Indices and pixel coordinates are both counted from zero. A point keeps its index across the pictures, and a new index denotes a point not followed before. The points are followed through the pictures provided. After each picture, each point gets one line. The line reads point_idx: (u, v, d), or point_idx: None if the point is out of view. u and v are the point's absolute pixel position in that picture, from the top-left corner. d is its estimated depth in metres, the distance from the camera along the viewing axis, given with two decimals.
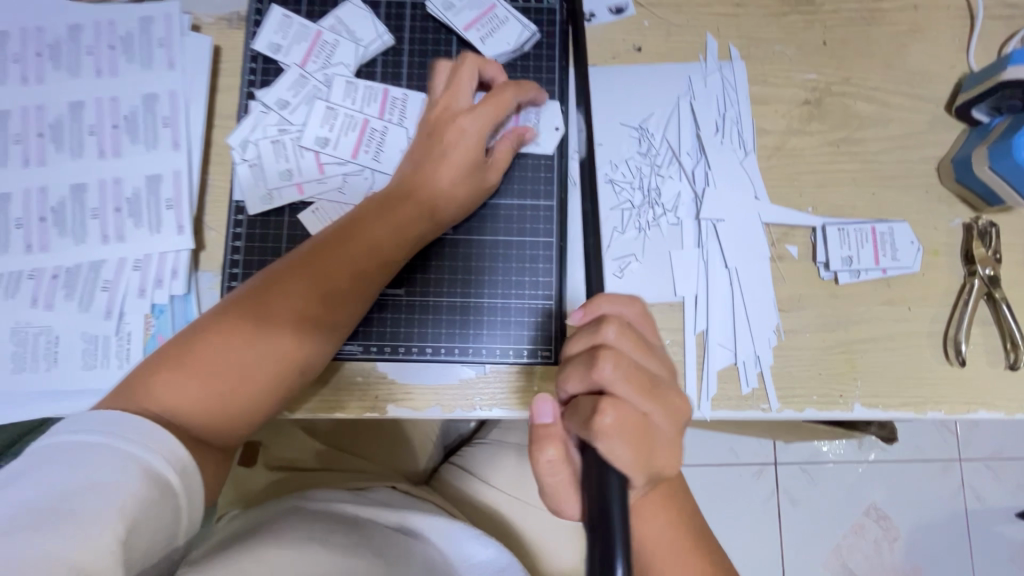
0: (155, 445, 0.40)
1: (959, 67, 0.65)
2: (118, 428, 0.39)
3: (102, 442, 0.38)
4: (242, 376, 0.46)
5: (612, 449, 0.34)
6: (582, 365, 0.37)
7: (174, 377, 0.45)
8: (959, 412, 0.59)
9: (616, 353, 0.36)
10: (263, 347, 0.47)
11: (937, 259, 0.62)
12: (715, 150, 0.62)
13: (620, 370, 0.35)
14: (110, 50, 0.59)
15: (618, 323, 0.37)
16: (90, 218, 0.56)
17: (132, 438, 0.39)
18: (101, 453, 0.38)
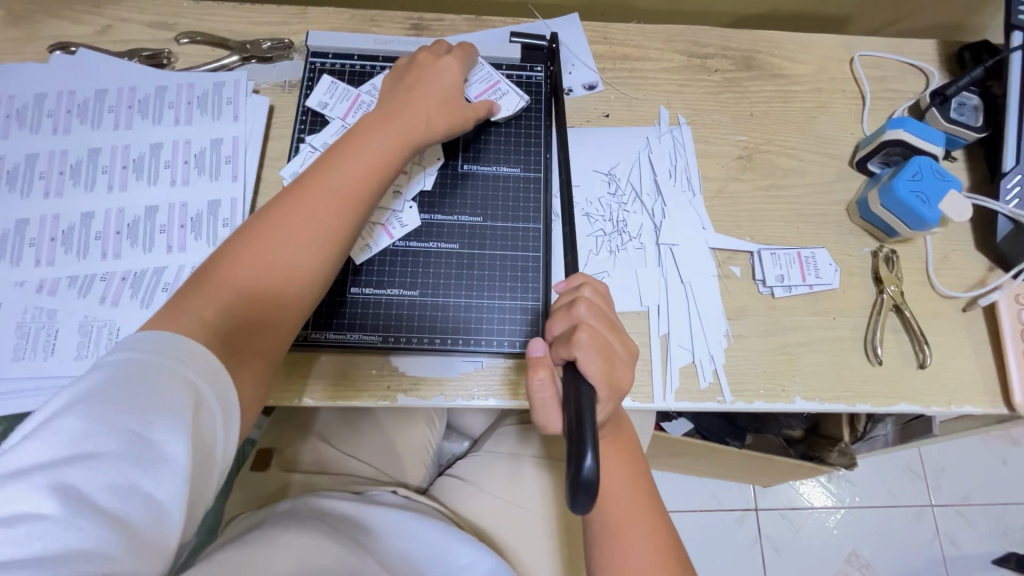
0: (204, 372, 0.46)
1: (856, 133, 0.83)
2: (178, 353, 0.46)
3: (172, 372, 0.44)
4: (262, 284, 0.54)
5: (586, 357, 0.48)
6: (564, 309, 0.52)
7: (198, 289, 0.52)
8: (883, 404, 0.71)
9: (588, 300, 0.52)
10: (285, 259, 0.55)
11: (853, 279, 0.76)
12: (670, 191, 0.78)
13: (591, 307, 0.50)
14: (188, 105, 0.74)
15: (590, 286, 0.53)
16: (159, 233, 0.68)
17: (188, 362, 0.46)
18: (173, 383, 0.44)
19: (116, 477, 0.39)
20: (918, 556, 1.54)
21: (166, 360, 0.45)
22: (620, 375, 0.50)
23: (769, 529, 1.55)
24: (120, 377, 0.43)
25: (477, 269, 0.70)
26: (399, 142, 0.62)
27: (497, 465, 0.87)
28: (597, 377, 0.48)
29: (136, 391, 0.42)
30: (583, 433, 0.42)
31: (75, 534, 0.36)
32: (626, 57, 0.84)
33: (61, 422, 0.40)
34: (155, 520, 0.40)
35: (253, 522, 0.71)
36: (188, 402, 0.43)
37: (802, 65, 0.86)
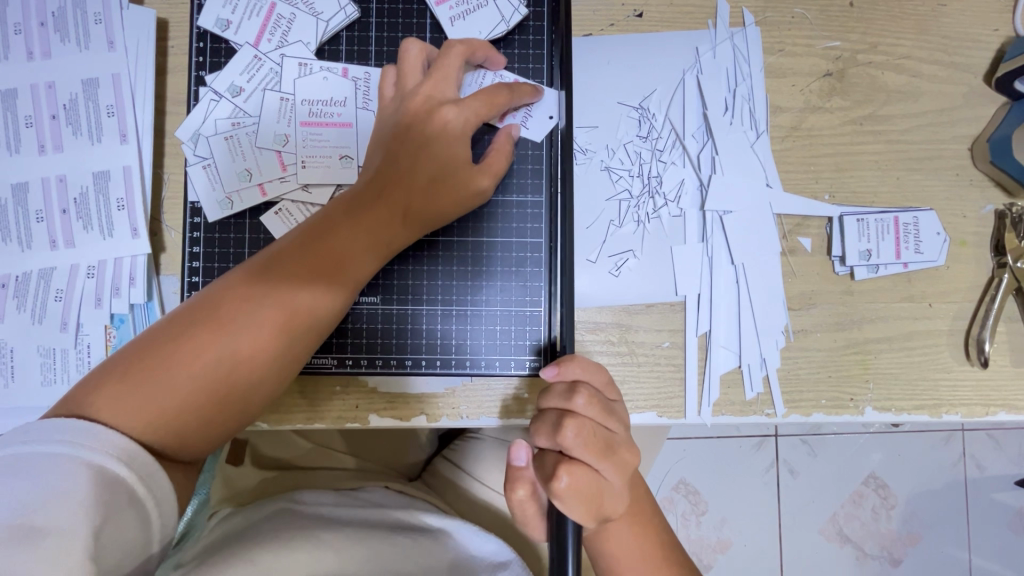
0: (112, 447, 0.40)
1: (1003, 30, 0.57)
2: (82, 436, 0.39)
3: (62, 453, 0.38)
4: (206, 381, 0.44)
5: (566, 506, 0.39)
6: (549, 425, 0.41)
7: (126, 376, 0.43)
8: (977, 414, 0.56)
9: (579, 422, 0.39)
10: (222, 343, 0.44)
11: (964, 251, 0.56)
12: (724, 131, 0.56)
13: (580, 439, 0.39)
14: (42, 28, 0.52)
15: (587, 392, 0.41)
16: (35, 222, 0.51)
17: (90, 443, 0.39)
18: (71, 466, 0.38)
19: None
20: None
21: (66, 441, 0.39)
22: (610, 508, 0.41)
23: (785, 451, 1.31)
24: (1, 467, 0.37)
25: (456, 264, 0.53)
26: (370, 207, 0.46)
27: (498, 453, 0.77)
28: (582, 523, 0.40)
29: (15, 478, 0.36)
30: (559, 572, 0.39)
31: None
32: None
33: None
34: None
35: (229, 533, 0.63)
36: (86, 480, 0.38)
37: None
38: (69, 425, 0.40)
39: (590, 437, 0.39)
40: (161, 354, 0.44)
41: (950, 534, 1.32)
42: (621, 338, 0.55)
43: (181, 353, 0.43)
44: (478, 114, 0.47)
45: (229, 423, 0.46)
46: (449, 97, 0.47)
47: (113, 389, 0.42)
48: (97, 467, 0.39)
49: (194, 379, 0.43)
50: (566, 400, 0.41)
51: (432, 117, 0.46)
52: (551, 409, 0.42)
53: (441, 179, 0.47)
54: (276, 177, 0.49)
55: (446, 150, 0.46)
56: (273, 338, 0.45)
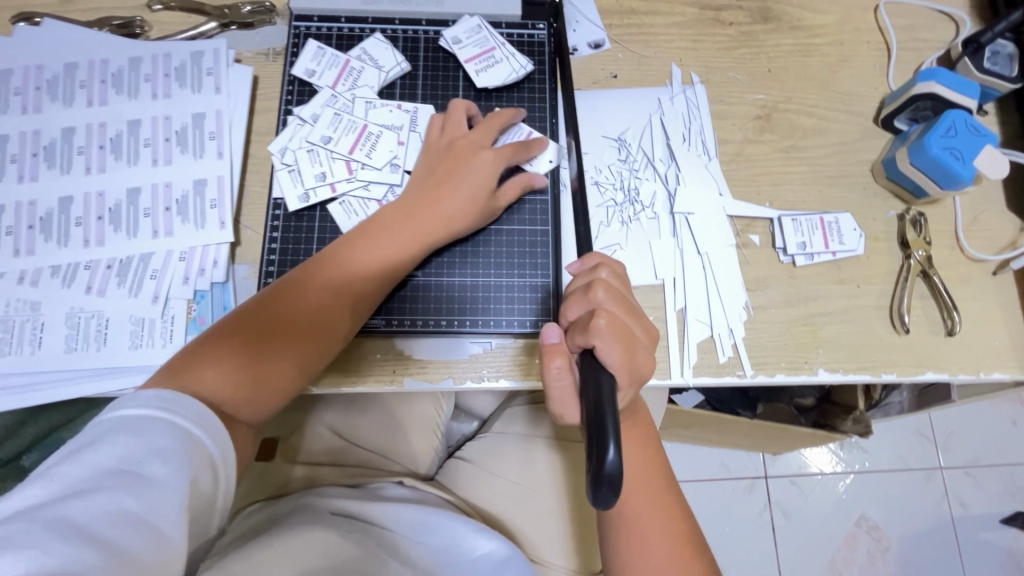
0: (193, 413, 0.49)
1: (881, 88, 0.78)
2: (171, 401, 0.48)
3: (162, 416, 0.47)
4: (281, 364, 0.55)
5: (604, 347, 0.44)
6: (581, 293, 0.47)
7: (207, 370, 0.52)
8: (909, 374, 0.68)
9: (607, 282, 0.46)
10: (295, 327, 0.56)
11: (879, 245, 0.72)
12: (684, 156, 0.73)
13: (610, 290, 0.45)
14: (165, 77, 0.69)
15: (609, 265, 0.48)
16: (142, 217, 0.64)
17: (179, 409, 0.48)
18: (164, 427, 0.46)
19: (113, 509, 0.40)
20: (923, 518, 1.51)
21: (161, 408, 0.48)
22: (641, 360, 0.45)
23: None
24: (111, 429, 0.45)
25: (481, 246, 0.66)
26: (407, 235, 0.60)
27: (507, 447, 0.84)
28: (617, 366, 0.44)
29: (136, 434, 0.45)
30: (604, 423, 0.39)
31: (63, 559, 0.36)
32: (634, 11, 0.78)
33: (62, 469, 0.42)
34: (154, 540, 0.40)
35: (256, 525, 0.68)
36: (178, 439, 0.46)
37: (823, 15, 0.81)
38: (162, 396, 0.48)
39: (617, 295, 0.46)
40: (246, 327, 0.56)
41: None
42: None
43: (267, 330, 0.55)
44: (502, 160, 0.62)
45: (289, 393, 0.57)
46: (484, 143, 0.63)
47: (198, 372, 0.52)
48: (188, 435, 0.47)
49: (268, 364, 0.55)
50: (589, 272, 0.48)
51: (473, 151, 0.62)
52: (577, 285, 0.48)
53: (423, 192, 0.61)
54: (344, 177, 0.63)
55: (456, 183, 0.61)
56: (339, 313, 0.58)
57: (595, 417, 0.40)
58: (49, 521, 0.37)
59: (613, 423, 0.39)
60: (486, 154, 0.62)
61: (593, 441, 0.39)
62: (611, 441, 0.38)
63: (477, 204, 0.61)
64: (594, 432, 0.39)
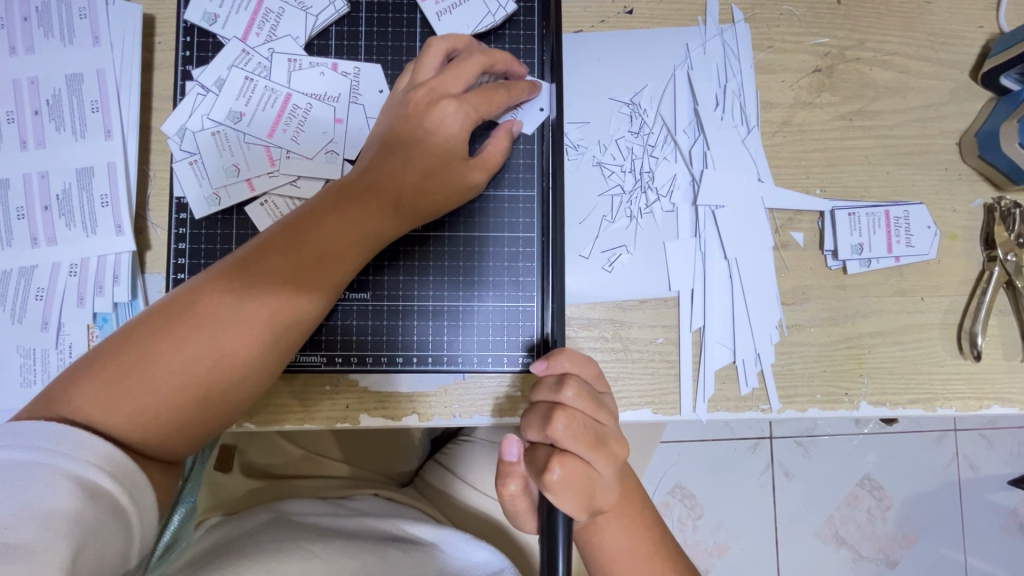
0: (99, 457, 0.38)
1: (987, 28, 0.58)
2: (59, 445, 0.38)
3: (45, 462, 0.37)
4: (194, 394, 0.42)
5: (558, 497, 0.38)
6: (540, 418, 0.40)
7: (98, 394, 0.41)
8: (971, 408, 0.56)
9: (570, 414, 0.39)
10: (211, 342, 0.42)
11: (955, 244, 0.57)
12: (715, 128, 0.56)
13: (572, 430, 0.38)
14: (25, 23, 0.51)
15: (576, 384, 0.40)
16: (16, 219, 0.50)
17: (76, 452, 0.38)
18: (47, 476, 0.36)
19: None
20: (932, 481, 1.30)
21: (48, 451, 0.37)
22: (604, 496, 0.40)
23: (780, 454, 1.29)
24: None
25: (447, 260, 0.52)
26: (353, 221, 0.45)
27: (492, 456, 0.74)
28: (575, 511, 0.39)
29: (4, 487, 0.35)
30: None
31: None
32: None
33: None
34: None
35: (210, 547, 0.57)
36: (71, 492, 0.36)
37: None
38: (37, 428, 0.38)
39: (582, 429, 0.39)
40: (149, 341, 0.42)
41: (947, 538, 1.30)
42: (615, 334, 0.54)
43: (176, 342, 0.42)
44: (477, 113, 0.47)
45: (211, 427, 0.45)
46: (451, 90, 0.47)
47: (90, 392, 0.41)
48: (82, 480, 0.37)
49: (175, 391, 0.42)
50: (555, 391, 0.41)
51: (443, 103, 0.46)
52: (541, 402, 0.41)
53: (374, 161, 0.47)
54: (265, 172, 0.48)
55: (414, 150, 0.46)
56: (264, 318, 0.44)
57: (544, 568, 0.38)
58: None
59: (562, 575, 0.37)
60: (452, 104, 0.46)
61: None
62: None
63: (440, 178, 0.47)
64: None
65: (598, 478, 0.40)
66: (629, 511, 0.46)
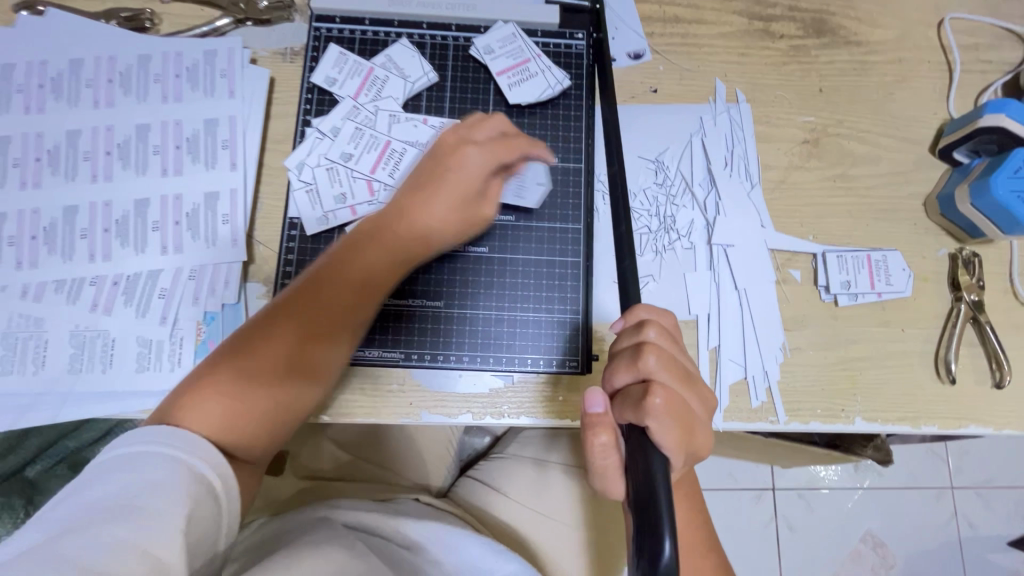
0: (204, 453, 0.44)
1: (940, 114, 0.72)
2: (170, 440, 0.44)
3: (162, 451, 0.43)
4: (279, 398, 0.51)
5: (657, 426, 0.39)
6: (628, 357, 0.42)
7: (189, 416, 0.47)
8: (951, 426, 0.64)
9: (658, 347, 0.42)
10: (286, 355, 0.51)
11: (927, 285, 0.68)
12: (725, 183, 0.69)
13: (662, 360, 0.41)
14: (176, 79, 0.64)
15: (657, 323, 0.43)
16: (151, 231, 0.61)
17: (185, 447, 0.44)
18: (165, 464, 0.42)
19: (111, 544, 0.36)
20: (930, 538, 1.40)
21: (163, 445, 0.43)
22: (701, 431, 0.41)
23: (784, 507, 1.40)
24: (113, 463, 0.42)
25: (508, 277, 0.62)
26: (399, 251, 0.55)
27: (522, 471, 0.80)
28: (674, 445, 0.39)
29: (130, 470, 0.41)
30: (658, 517, 0.34)
31: None
32: (679, 19, 0.73)
33: (52, 513, 0.38)
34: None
35: (263, 539, 0.63)
36: (183, 476, 0.42)
37: (882, 30, 0.75)
38: (152, 434, 0.44)
39: (672, 359, 0.41)
40: (230, 364, 0.50)
41: None
42: None
43: (276, 337, 0.51)
44: (499, 157, 0.57)
45: (314, 399, 0.54)
46: (475, 141, 0.57)
47: (189, 410, 0.47)
48: (192, 470, 0.43)
49: (260, 401, 0.49)
50: (637, 331, 0.43)
51: (464, 150, 0.56)
52: (625, 345, 0.44)
53: (405, 199, 0.56)
54: (366, 200, 0.60)
55: (449, 190, 0.55)
56: (352, 311, 0.54)
57: (646, 510, 0.35)
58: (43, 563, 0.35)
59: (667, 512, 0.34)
60: (474, 152, 0.56)
61: (647, 547, 0.33)
62: (666, 543, 0.33)
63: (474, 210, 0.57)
64: (647, 533, 0.34)
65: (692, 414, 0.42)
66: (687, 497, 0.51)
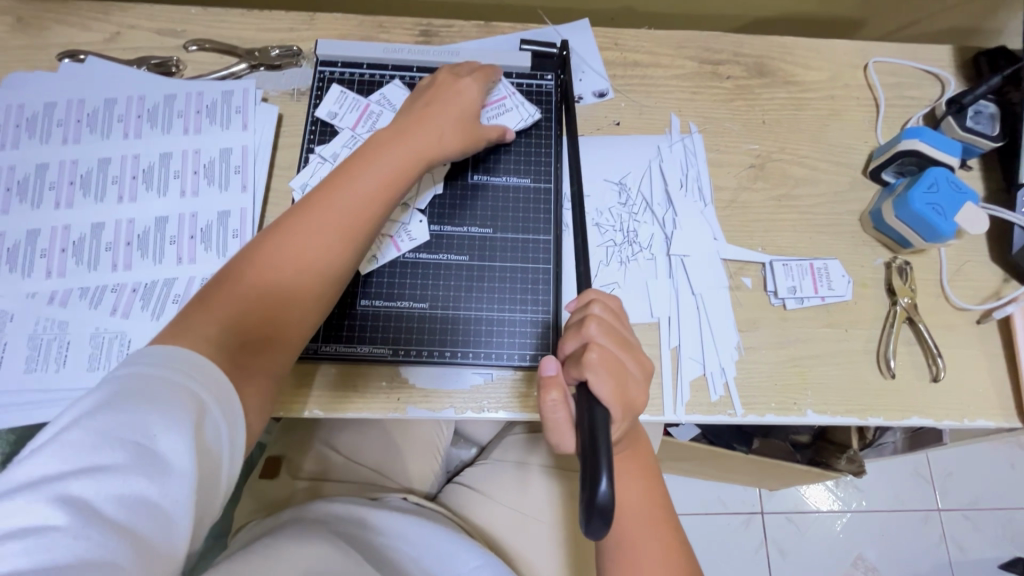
0: (208, 389, 0.45)
1: (870, 142, 0.82)
2: (185, 368, 0.45)
3: (172, 386, 0.43)
4: (275, 329, 0.54)
5: (597, 381, 0.47)
6: (575, 328, 0.52)
7: (196, 329, 0.49)
8: (896, 418, 0.70)
9: (599, 318, 0.51)
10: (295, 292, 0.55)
11: (867, 291, 0.75)
12: (681, 202, 0.77)
13: (601, 327, 0.50)
14: (196, 114, 0.74)
15: (600, 301, 0.53)
16: (168, 244, 0.68)
17: (195, 380, 0.45)
18: (176, 397, 0.43)
19: (128, 489, 0.38)
20: (920, 560, 1.40)
21: (169, 374, 0.44)
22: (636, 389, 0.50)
23: (773, 530, 1.41)
24: (124, 392, 0.42)
25: (486, 281, 0.69)
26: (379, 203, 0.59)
27: (505, 475, 0.85)
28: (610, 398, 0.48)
29: (144, 402, 0.41)
30: (598, 454, 0.41)
31: (83, 542, 0.36)
32: (637, 63, 0.84)
33: (69, 438, 0.39)
34: (163, 530, 0.39)
35: (258, 534, 0.69)
36: (191, 416, 0.42)
37: (815, 71, 0.85)
38: (164, 351, 0.46)
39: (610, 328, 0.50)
40: (247, 290, 0.53)
41: None
42: None
43: (293, 274, 0.55)
44: (457, 138, 0.66)
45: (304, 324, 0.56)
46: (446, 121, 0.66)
47: (193, 327, 0.49)
48: (200, 410, 0.43)
49: (260, 327, 0.53)
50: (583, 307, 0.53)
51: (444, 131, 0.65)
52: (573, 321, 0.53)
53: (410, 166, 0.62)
54: None
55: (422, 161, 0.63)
56: (324, 246, 0.56)
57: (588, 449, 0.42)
58: (59, 502, 0.36)
59: (606, 449, 0.42)
60: (449, 136, 0.65)
61: (588, 476, 0.41)
62: (604, 472, 0.41)
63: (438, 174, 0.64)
64: (589, 466, 0.41)
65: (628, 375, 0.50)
66: (644, 472, 0.57)
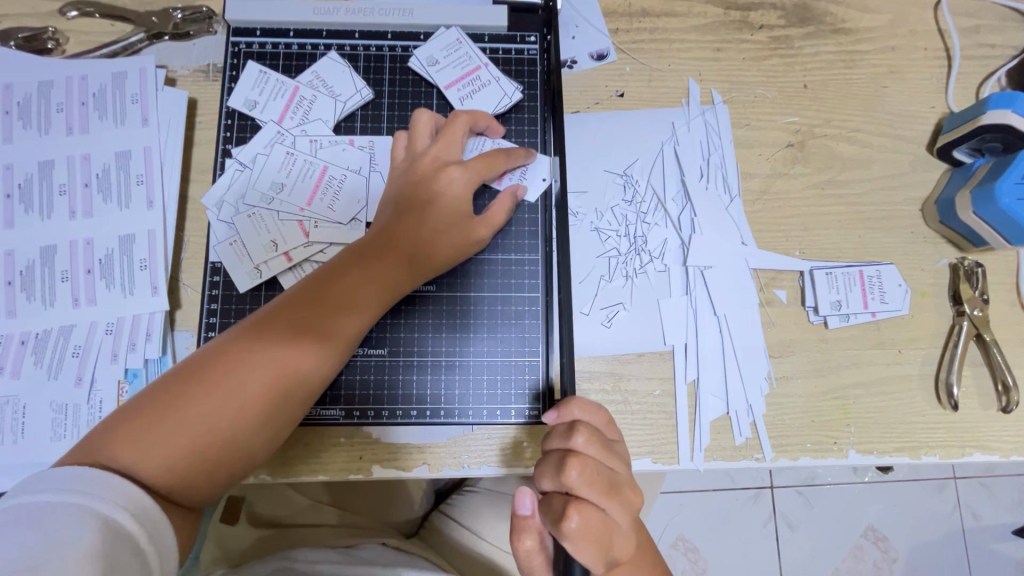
0: (122, 498, 0.39)
1: (938, 108, 0.65)
2: (91, 487, 0.38)
3: (67, 503, 0.37)
4: (225, 439, 0.45)
5: (574, 548, 0.40)
6: (553, 467, 0.43)
7: (131, 440, 0.42)
8: (954, 455, 0.59)
9: (583, 460, 0.41)
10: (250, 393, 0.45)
11: (926, 301, 0.61)
12: (700, 196, 0.62)
13: (584, 477, 0.40)
14: (81, 106, 0.58)
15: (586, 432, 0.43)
16: (60, 281, 0.55)
17: (101, 493, 0.38)
18: (68, 516, 0.37)
19: None
20: None
21: (74, 493, 0.38)
22: (621, 544, 0.42)
23: (783, 504, 1.23)
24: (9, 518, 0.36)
25: (460, 319, 0.56)
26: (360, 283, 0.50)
27: (497, 507, 0.76)
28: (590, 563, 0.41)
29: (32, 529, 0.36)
30: None
31: None
32: (646, 12, 0.65)
33: None
34: None
35: None
36: (95, 533, 0.37)
37: (873, 15, 0.67)
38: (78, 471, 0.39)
39: (594, 476, 0.41)
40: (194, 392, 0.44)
41: None
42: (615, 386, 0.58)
43: (245, 364, 0.45)
44: (479, 175, 0.52)
45: (267, 425, 0.47)
46: (453, 158, 0.53)
47: (127, 434, 0.42)
48: (106, 521, 0.38)
49: (203, 437, 0.44)
50: (566, 438, 0.43)
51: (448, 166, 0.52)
52: (553, 450, 0.44)
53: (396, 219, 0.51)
54: (301, 243, 0.54)
55: (420, 215, 0.51)
56: (283, 338, 0.47)
57: None
58: None
59: None
60: (455, 171, 0.52)
61: None
62: None
63: (454, 226, 0.52)
64: None
65: (614, 527, 0.42)
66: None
